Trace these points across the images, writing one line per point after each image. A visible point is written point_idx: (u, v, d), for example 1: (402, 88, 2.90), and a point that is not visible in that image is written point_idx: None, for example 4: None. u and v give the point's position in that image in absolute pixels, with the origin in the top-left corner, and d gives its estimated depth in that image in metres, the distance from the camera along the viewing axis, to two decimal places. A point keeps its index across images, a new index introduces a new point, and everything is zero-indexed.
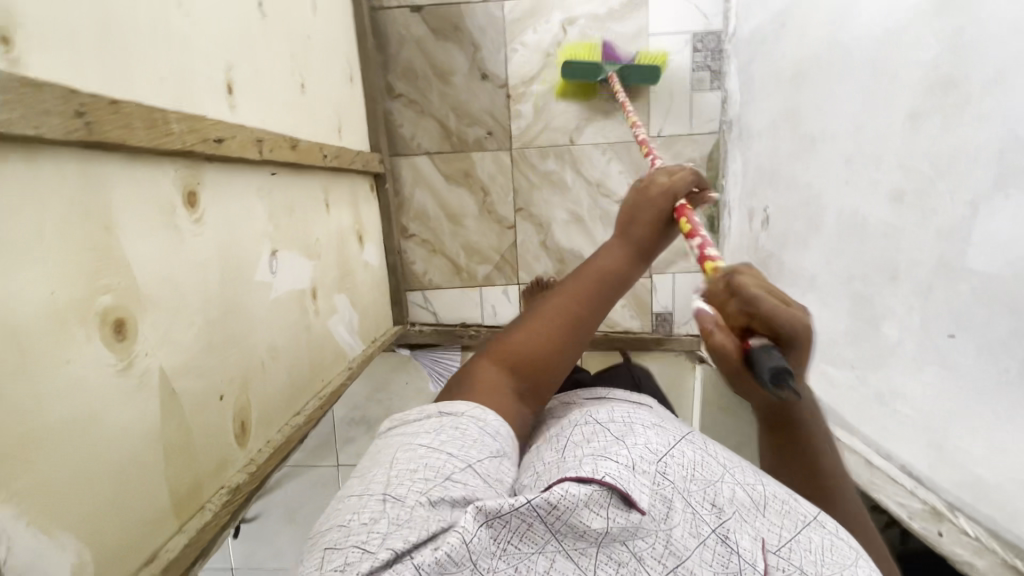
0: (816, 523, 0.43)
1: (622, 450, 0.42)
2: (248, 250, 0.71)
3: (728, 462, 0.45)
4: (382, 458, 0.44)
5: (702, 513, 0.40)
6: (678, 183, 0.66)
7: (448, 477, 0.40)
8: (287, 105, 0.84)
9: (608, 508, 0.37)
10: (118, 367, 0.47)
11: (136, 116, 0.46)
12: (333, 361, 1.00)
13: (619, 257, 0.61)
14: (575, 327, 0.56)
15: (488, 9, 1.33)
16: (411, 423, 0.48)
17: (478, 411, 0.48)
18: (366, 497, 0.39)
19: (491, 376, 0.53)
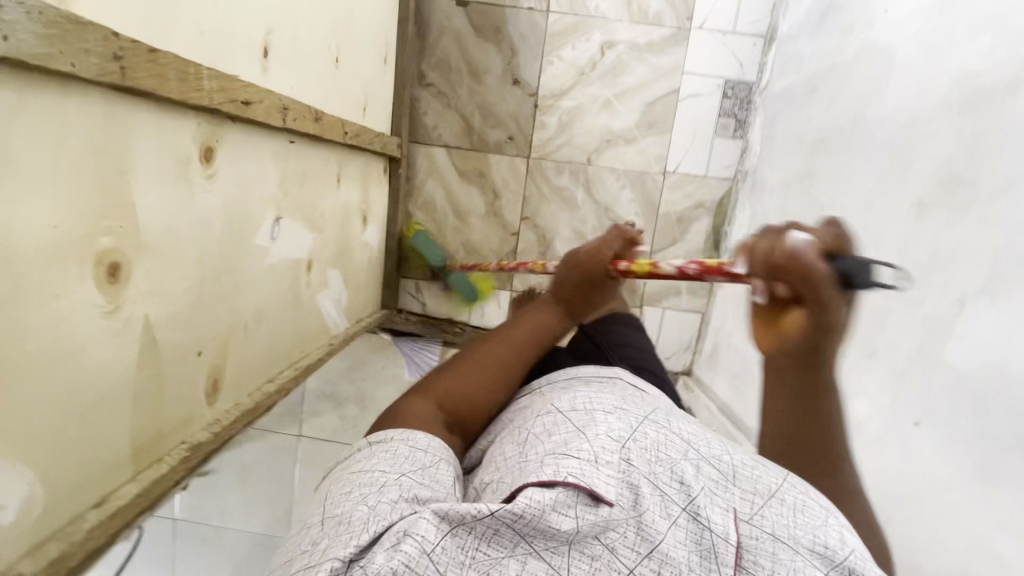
0: (791, 481, 0.42)
1: (579, 446, 0.40)
2: (253, 213, 0.71)
3: (694, 437, 0.44)
4: (324, 492, 0.43)
5: (670, 492, 0.38)
6: (611, 240, 0.71)
7: (383, 486, 0.39)
8: (317, 76, 0.84)
9: (576, 507, 0.36)
10: (105, 309, 0.48)
11: (171, 67, 0.47)
12: (315, 334, 1.01)
13: (547, 315, 0.65)
14: (502, 375, 0.58)
15: (532, 17, 1.34)
16: (349, 456, 0.47)
17: (409, 432, 0.46)
18: (308, 531, 0.39)
19: (422, 411, 0.51)
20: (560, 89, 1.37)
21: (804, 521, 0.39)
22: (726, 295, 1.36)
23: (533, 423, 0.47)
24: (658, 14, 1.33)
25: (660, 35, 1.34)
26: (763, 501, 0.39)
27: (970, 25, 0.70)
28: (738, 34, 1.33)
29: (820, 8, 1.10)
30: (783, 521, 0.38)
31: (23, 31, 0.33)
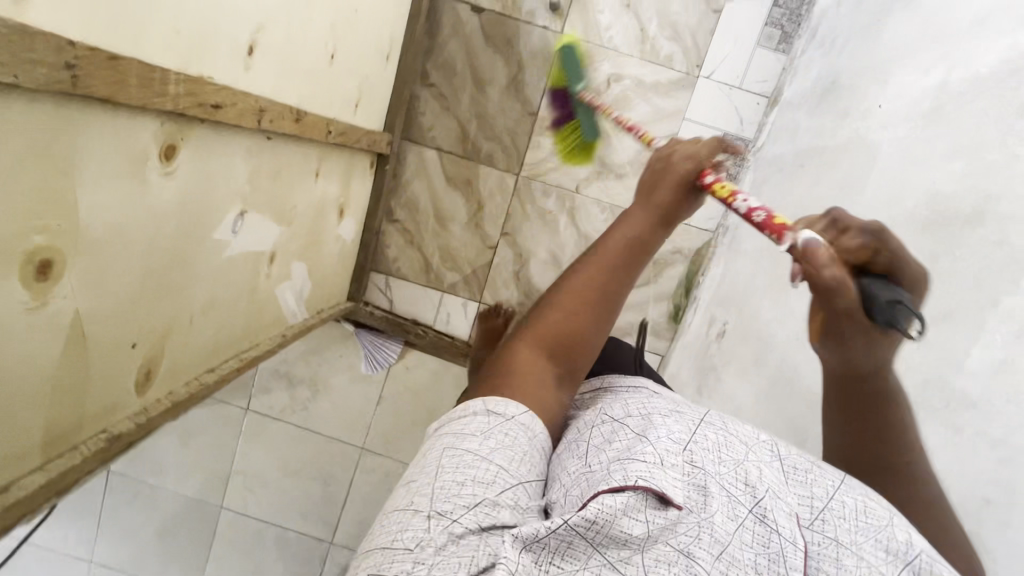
0: (846, 484, 0.45)
1: (647, 448, 0.44)
2: (215, 207, 0.70)
3: (748, 438, 0.48)
4: (430, 467, 0.46)
5: (736, 494, 0.42)
6: (703, 149, 0.62)
7: (493, 498, 0.42)
8: (307, 73, 0.83)
9: (645, 511, 0.40)
10: (30, 306, 0.46)
11: (133, 74, 0.45)
12: (269, 324, 1.00)
13: (640, 224, 0.58)
14: (605, 311, 0.57)
15: (544, 36, 1.33)
16: (458, 419, 0.50)
17: (526, 419, 0.49)
18: (411, 518, 0.42)
19: (531, 361, 0.54)
20: None
21: (866, 522, 0.42)
22: (686, 344, 1.38)
23: (589, 430, 0.52)
24: (669, 57, 1.34)
25: (667, 78, 1.35)
26: (821, 506, 0.43)
27: (947, 146, 0.72)
28: (743, 90, 1.34)
29: (822, 85, 1.11)
30: (846, 521, 0.42)
31: None
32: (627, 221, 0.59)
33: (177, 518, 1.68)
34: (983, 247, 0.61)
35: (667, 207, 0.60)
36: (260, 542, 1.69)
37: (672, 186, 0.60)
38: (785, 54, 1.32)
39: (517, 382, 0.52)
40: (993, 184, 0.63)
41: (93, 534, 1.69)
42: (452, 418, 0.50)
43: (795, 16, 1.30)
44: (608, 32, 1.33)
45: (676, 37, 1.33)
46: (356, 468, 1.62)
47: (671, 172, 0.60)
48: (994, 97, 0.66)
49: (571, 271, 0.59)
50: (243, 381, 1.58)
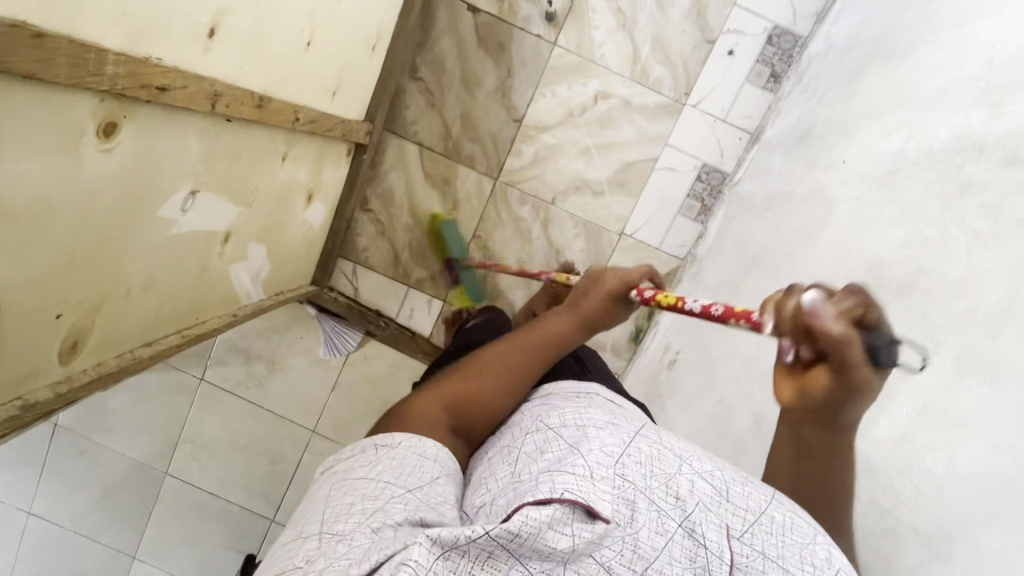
0: (777, 501, 0.47)
1: (577, 463, 0.45)
2: (161, 185, 0.70)
3: (682, 453, 0.49)
4: (319, 503, 0.50)
5: (667, 509, 0.43)
6: (634, 274, 0.74)
7: (380, 509, 0.45)
8: (279, 58, 0.83)
9: (570, 523, 0.41)
10: None
11: (62, 51, 0.45)
12: (220, 302, 1.00)
13: (564, 321, 0.70)
14: (508, 382, 0.64)
15: (537, 45, 1.33)
16: (348, 457, 0.54)
17: (413, 441, 0.54)
18: (303, 543, 0.45)
19: (430, 411, 0.60)
20: (544, 123, 1.37)
21: (793, 541, 0.43)
22: (641, 366, 1.39)
23: (529, 442, 0.54)
24: (658, 81, 1.34)
25: (654, 101, 1.35)
26: (754, 520, 0.44)
27: (893, 213, 0.73)
28: (727, 123, 1.35)
29: (799, 130, 1.13)
30: (774, 537, 0.43)
31: None
32: (552, 320, 0.71)
33: (119, 480, 1.67)
34: (909, 318, 0.63)
35: (591, 315, 0.71)
36: (201, 513, 1.69)
37: (603, 294, 0.71)
38: (773, 93, 1.33)
39: (406, 422, 0.58)
40: (929, 259, 0.64)
41: (32, 485, 1.68)
42: (345, 453, 0.55)
43: (787, 56, 1.31)
44: (602, 48, 1.33)
45: (668, 62, 1.33)
46: (305, 450, 1.63)
47: (605, 286, 0.72)
48: (941, 172, 0.68)
49: (494, 346, 0.68)
50: (199, 350, 1.57)
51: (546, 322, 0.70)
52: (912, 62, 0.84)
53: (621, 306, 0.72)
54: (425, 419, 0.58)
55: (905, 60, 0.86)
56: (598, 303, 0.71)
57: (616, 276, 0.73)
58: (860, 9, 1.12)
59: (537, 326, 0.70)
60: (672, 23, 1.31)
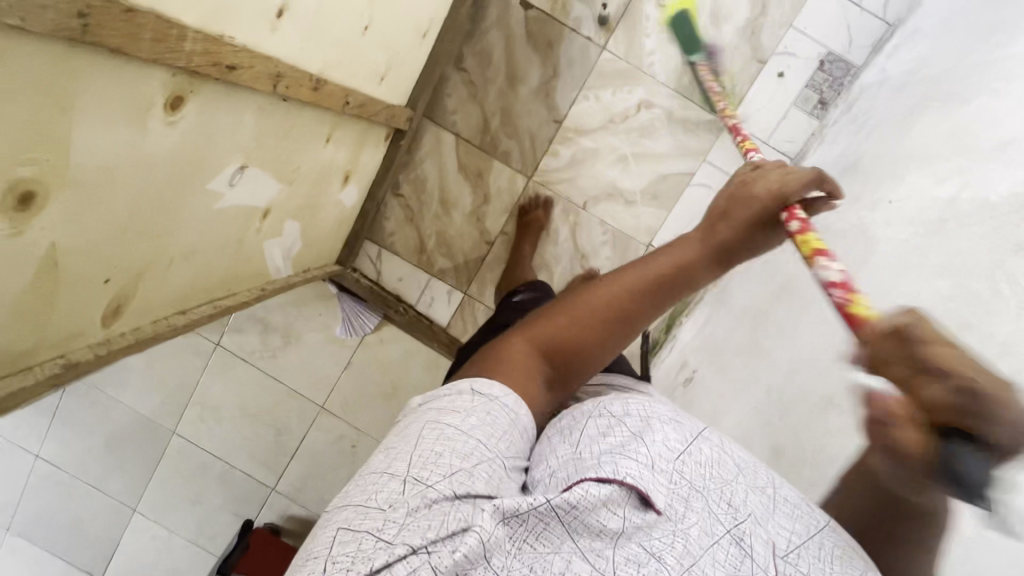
0: (828, 529, 0.50)
1: (638, 454, 0.49)
2: (214, 160, 0.70)
3: (743, 464, 0.53)
4: (407, 440, 0.51)
5: (718, 511, 0.47)
6: (792, 180, 0.61)
7: (467, 469, 0.46)
8: (337, 41, 0.83)
9: (625, 508, 0.45)
10: (8, 233, 0.47)
11: (147, 28, 0.45)
12: (251, 275, 1.01)
13: (687, 253, 0.61)
14: (618, 325, 0.60)
15: (586, 48, 1.32)
16: (441, 398, 0.54)
17: (509, 400, 0.53)
18: (388, 480, 0.47)
19: (522, 354, 0.59)
20: (584, 127, 1.36)
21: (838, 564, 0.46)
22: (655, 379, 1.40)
23: (588, 422, 0.55)
24: (703, 96, 1.33)
25: (697, 116, 1.34)
26: (797, 541, 0.47)
27: (939, 262, 0.73)
28: (769, 146, 1.34)
29: (843, 163, 1.12)
30: (818, 560, 0.46)
31: None
32: (678, 246, 0.63)
33: (127, 434, 1.70)
34: None
35: (724, 242, 0.61)
36: (204, 474, 1.72)
37: (741, 220, 0.61)
38: (818, 120, 1.31)
39: (508, 369, 0.57)
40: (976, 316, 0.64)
41: (42, 430, 1.72)
42: (443, 390, 0.55)
43: (837, 84, 1.30)
44: (650, 58, 1.31)
45: (716, 77, 1.31)
46: (312, 425, 1.65)
47: (745, 207, 0.61)
48: (996, 229, 0.67)
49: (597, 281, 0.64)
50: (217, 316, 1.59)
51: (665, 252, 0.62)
52: (973, 108, 0.83)
53: (770, 230, 0.61)
54: (521, 364, 0.57)
55: (966, 106, 0.85)
56: (736, 230, 0.61)
57: (763, 194, 0.61)
58: (920, 46, 1.10)
59: (649, 259, 0.62)
60: (724, 39, 1.30)
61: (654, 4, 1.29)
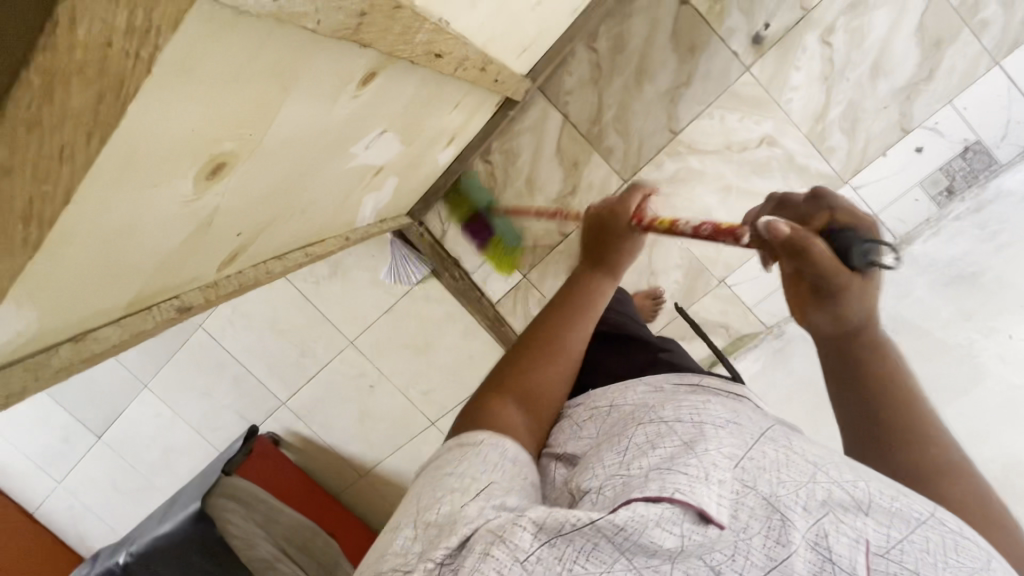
0: (932, 522, 0.46)
1: (688, 467, 0.46)
2: (369, 125, 0.65)
3: (817, 461, 0.50)
4: (413, 502, 0.51)
5: (792, 517, 0.44)
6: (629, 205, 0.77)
7: (466, 498, 0.47)
8: (509, 15, 0.75)
9: (682, 523, 0.42)
10: (188, 197, 0.43)
11: (400, 21, 0.40)
12: (342, 223, 0.97)
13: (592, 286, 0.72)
14: (558, 355, 0.67)
15: (728, 64, 1.22)
16: (439, 457, 0.55)
17: (498, 440, 0.55)
18: (400, 534, 0.48)
19: (506, 412, 0.61)
20: (699, 146, 1.29)
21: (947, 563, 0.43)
22: None
23: (638, 432, 0.54)
24: (831, 149, 1.25)
25: (817, 167, 1.27)
26: (894, 539, 0.44)
27: None
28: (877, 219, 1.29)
29: None
30: (924, 556, 0.44)
31: None
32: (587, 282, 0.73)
33: None
34: None
35: (611, 259, 0.75)
36: (221, 373, 1.74)
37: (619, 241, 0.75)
38: (938, 208, 1.25)
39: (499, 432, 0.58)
40: None
41: None
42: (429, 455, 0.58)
43: (972, 176, 1.22)
44: (792, 93, 1.23)
45: (849, 134, 1.24)
46: (336, 355, 1.65)
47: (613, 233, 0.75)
48: None
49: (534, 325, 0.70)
50: None
51: (580, 281, 0.73)
52: None
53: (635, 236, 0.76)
54: (507, 427, 0.59)
55: None
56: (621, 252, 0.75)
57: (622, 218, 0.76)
58: None
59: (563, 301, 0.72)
60: (876, 96, 1.21)
61: (817, 37, 1.18)
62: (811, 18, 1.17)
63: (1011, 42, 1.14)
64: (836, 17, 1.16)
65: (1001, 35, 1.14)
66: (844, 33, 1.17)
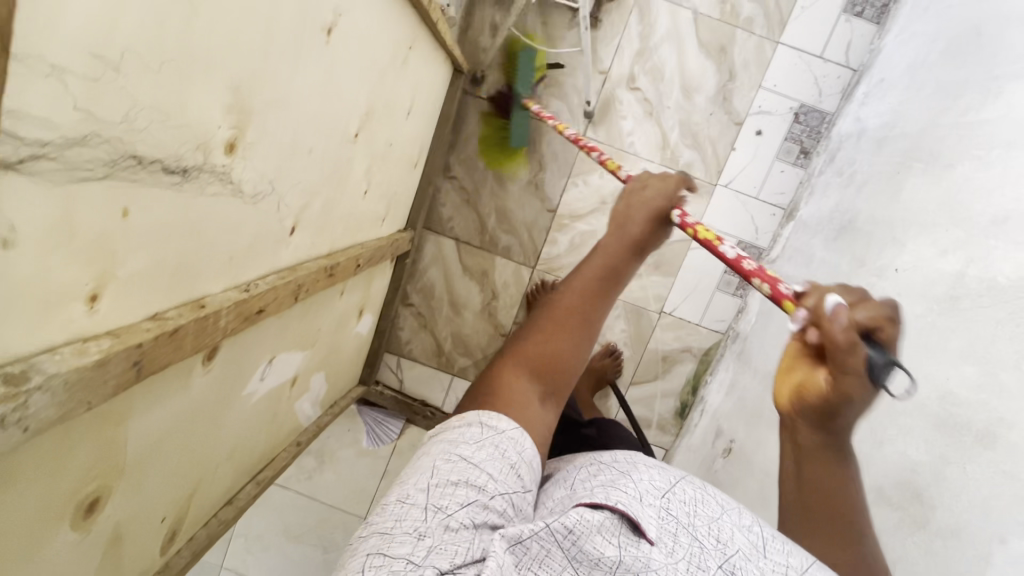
0: (819, 565, 0.47)
1: (626, 488, 0.49)
2: (248, 369, 0.73)
3: (726, 505, 0.52)
4: (426, 468, 0.51)
5: (707, 546, 0.45)
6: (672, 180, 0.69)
7: (483, 499, 0.46)
8: (342, 217, 0.86)
9: (619, 536, 0.44)
10: (75, 538, 0.48)
11: (189, 333, 0.48)
12: (286, 435, 1.03)
13: (613, 251, 0.65)
14: (577, 330, 0.62)
15: (567, 138, 1.36)
16: (453, 430, 0.55)
17: (516, 433, 0.53)
18: (410, 508, 0.46)
19: (516, 392, 0.58)
20: (580, 212, 1.39)
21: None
22: (691, 446, 1.40)
23: (581, 471, 0.56)
24: (689, 164, 1.36)
25: None
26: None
27: (961, 345, 0.74)
28: (760, 200, 1.37)
29: (839, 220, 1.13)
30: None
31: (43, 408, 0.33)
32: (603, 247, 0.65)
33: None
34: (993, 473, 0.63)
35: (640, 237, 0.65)
36: None
37: (645, 214, 0.67)
38: (803, 169, 1.35)
39: (506, 410, 0.56)
40: (1005, 405, 0.65)
41: None
42: (453, 424, 0.55)
43: (815, 132, 1.34)
44: (631, 137, 1.35)
45: (696, 146, 1.35)
46: None
47: (642, 215, 0.66)
48: (1011, 314, 0.68)
49: (559, 292, 0.64)
50: None
51: (601, 249, 0.65)
52: (959, 174, 0.86)
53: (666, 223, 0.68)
54: (514, 407, 0.57)
55: (952, 170, 0.87)
56: (645, 226, 0.66)
57: (655, 197, 0.67)
58: (889, 97, 1.13)
59: (585, 265, 0.65)
60: (699, 108, 1.34)
61: (626, 88, 1.33)
62: (613, 77, 1.33)
63: (779, 23, 1.30)
64: (631, 67, 1.32)
65: (767, 21, 1.30)
66: (645, 75, 1.33)
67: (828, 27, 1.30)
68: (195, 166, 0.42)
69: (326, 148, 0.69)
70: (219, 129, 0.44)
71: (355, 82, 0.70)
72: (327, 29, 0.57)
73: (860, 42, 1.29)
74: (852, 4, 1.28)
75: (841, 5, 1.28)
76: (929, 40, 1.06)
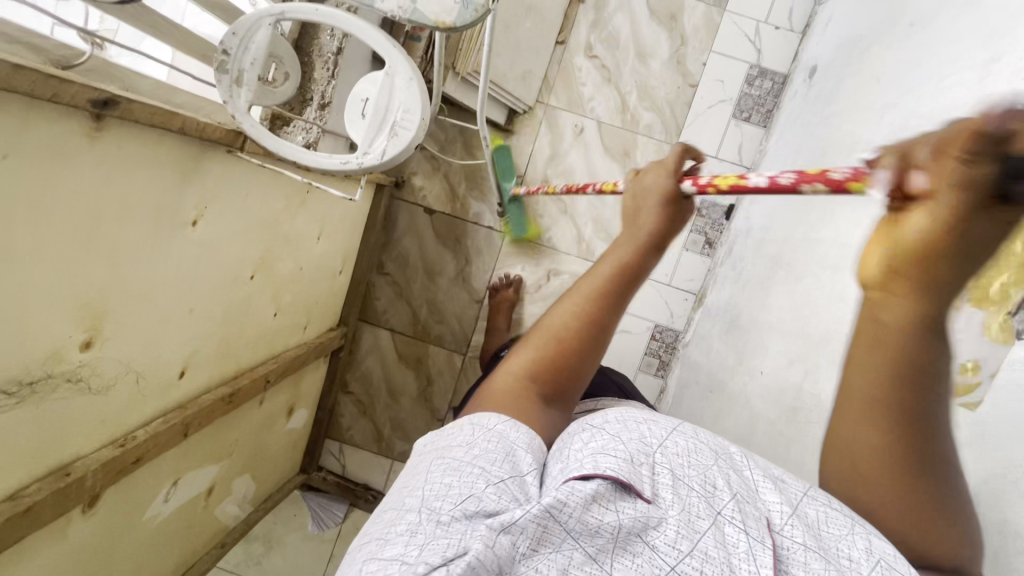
0: (811, 496, 0.41)
1: (616, 445, 0.42)
2: (144, 498, 0.80)
3: (722, 447, 0.45)
4: (420, 473, 0.43)
5: (706, 505, 0.39)
6: (676, 153, 0.50)
7: (478, 492, 0.39)
8: (249, 342, 0.95)
9: (615, 501, 0.38)
10: None
11: (47, 504, 0.56)
12: (208, 539, 1.09)
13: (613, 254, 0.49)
14: (584, 338, 0.48)
15: (490, 235, 1.47)
16: (447, 434, 0.46)
17: (507, 427, 0.44)
18: (404, 511, 0.39)
19: (514, 391, 0.48)
20: None
21: (824, 536, 0.38)
22: None
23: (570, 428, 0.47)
24: None
25: None
26: (793, 512, 0.40)
27: (798, 456, 0.81)
28: (672, 287, 1.46)
29: (729, 314, 1.22)
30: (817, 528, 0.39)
31: None
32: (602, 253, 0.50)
33: None
34: None
35: (648, 232, 0.49)
36: None
37: (655, 206, 0.49)
38: (709, 258, 1.44)
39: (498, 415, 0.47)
40: None
41: None
42: (447, 427, 0.47)
43: (718, 224, 1.43)
44: (549, 233, 1.46)
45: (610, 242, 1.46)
46: None
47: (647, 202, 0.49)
48: None
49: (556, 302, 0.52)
50: None
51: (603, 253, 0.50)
52: (804, 287, 0.95)
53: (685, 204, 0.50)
54: (515, 409, 0.47)
55: (801, 282, 0.96)
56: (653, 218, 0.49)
57: (664, 177, 0.49)
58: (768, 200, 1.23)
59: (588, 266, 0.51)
60: (609, 206, 1.44)
61: (541, 190, 1.45)
62: (528, 179, 1.45)
63: (675, 128, 1.41)
64: (544, 171, 1.44)
65: (665, 126, 1.41)
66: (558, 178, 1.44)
67: (721, 130, 1.39)
68: (43, 376, 0.53)
69: (213, 303, 0.79)
70: (70, 339, 0.55)
71: (240, 243, 0.80)
72: (193, 219, 0.67)
73: (750, 143, 1.39)
74: (740, 110, 1.38)
75: (730, 111, 1.38)
76: (794, 152, 1.17)
